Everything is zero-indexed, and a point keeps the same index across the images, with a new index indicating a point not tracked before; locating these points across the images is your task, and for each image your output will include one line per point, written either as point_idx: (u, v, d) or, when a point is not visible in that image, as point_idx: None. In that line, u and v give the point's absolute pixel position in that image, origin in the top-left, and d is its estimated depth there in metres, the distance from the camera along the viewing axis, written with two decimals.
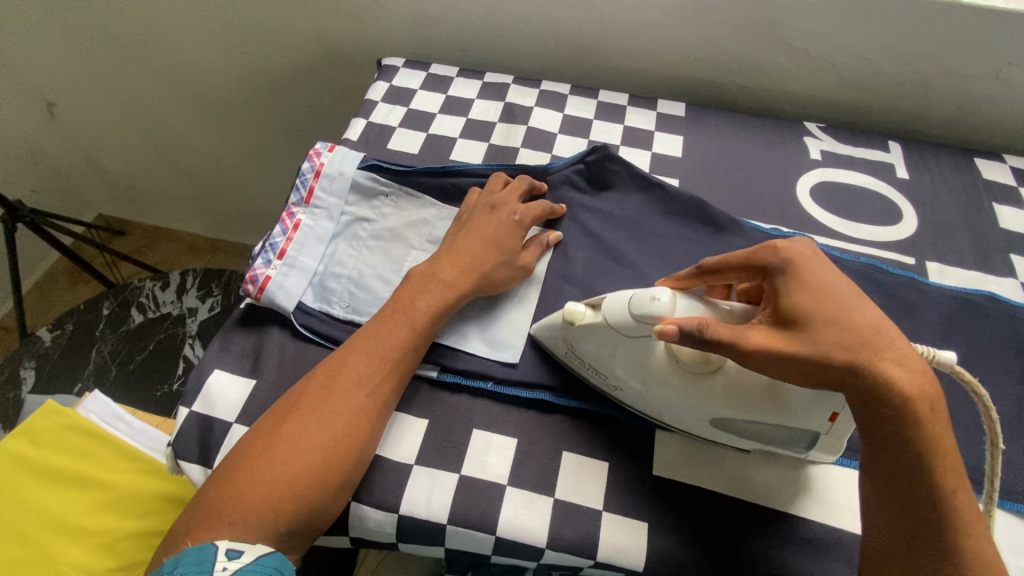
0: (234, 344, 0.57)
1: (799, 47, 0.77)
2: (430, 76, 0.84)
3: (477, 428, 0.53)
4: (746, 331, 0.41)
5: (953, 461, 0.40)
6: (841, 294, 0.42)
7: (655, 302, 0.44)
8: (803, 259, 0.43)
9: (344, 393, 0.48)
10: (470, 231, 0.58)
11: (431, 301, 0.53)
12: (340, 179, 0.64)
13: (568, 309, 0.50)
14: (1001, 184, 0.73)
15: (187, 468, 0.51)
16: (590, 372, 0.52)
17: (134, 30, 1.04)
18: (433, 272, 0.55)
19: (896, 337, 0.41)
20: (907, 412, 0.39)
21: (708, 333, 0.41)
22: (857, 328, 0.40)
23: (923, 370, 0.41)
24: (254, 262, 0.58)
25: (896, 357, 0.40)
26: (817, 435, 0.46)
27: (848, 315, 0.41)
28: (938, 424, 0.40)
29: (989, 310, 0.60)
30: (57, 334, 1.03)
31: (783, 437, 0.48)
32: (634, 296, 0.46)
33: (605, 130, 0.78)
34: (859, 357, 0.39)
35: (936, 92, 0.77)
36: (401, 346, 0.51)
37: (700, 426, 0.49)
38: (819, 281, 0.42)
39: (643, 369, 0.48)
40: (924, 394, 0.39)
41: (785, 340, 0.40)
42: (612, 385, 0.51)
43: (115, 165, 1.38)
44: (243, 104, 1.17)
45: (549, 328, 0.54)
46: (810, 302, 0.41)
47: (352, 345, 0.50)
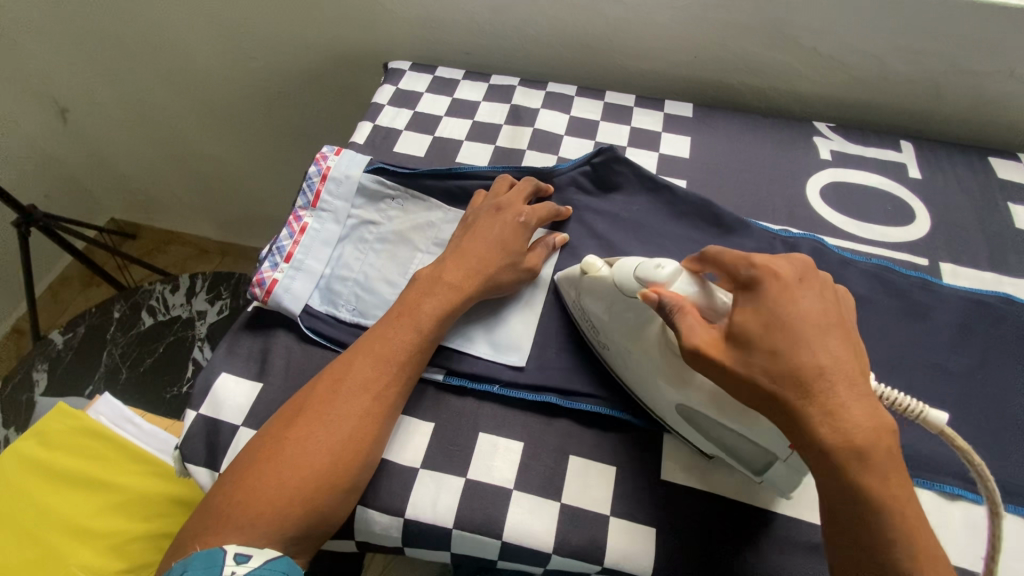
0: (241, 346, 0.57)
1: (808, 47, 0.76)
2: (436, 79, 0.84)
3: (483, 431, 0.52)
4: (704, 327, 0.42)
5: (905, 515, 0.36)
6: (792, 325, 0.40)
7: (659, 270, 0.45)
8: (770, 280, 0.42)
9: (350, 396, 0.48)
10: (476, 233, 0.58)
11: (437, 303, 0.53)
12: (346, 182, 0.64)
13: (586, 261, 0.52)
14: (1018, 184, 0.72)
15: (194, 471, 0.51)
16: (587, 324, 0.54)
17: (144, 36, 1.06)
18: (439, 275, 0.55)
19: (842, 381, 0.38)
20: (827, 459, 0.37)
21: (676, 318, 0.43)
22: (794, 364, 0.38)
23: (870, 420, 0.37)
24: (261, 266, 0.59)
25: (831, 403, 0.37)
26: (772, 460, 0.45)
27: (791, 352, 0.39)
28: (875, 478, 0.36)
29: (1004, 312, 0.59)
30: (69, 337, 1.04)
31: (746, 451, 0.46)
32: (641, 264, 0.47)
33: (612, 132, 0.77)
34: (789, 394, 0.38)
35: (949, 91, 0.76)
36: (407, 348, 0.51)
37: (665, 405, 0.49)
38: (772, 309, 0.40)
39: (637, 332, 0.49)
40: (852, 446, 0.37)
41: (728, 358, 0.40)
42: (601, 342, 0.54)
43: (126, 170, 1.40)
44: (250, 109, 1.18)
45: (568, 281, 0.56)
46: (756, 330, 0.40)
47: (358, 349, 0.50)
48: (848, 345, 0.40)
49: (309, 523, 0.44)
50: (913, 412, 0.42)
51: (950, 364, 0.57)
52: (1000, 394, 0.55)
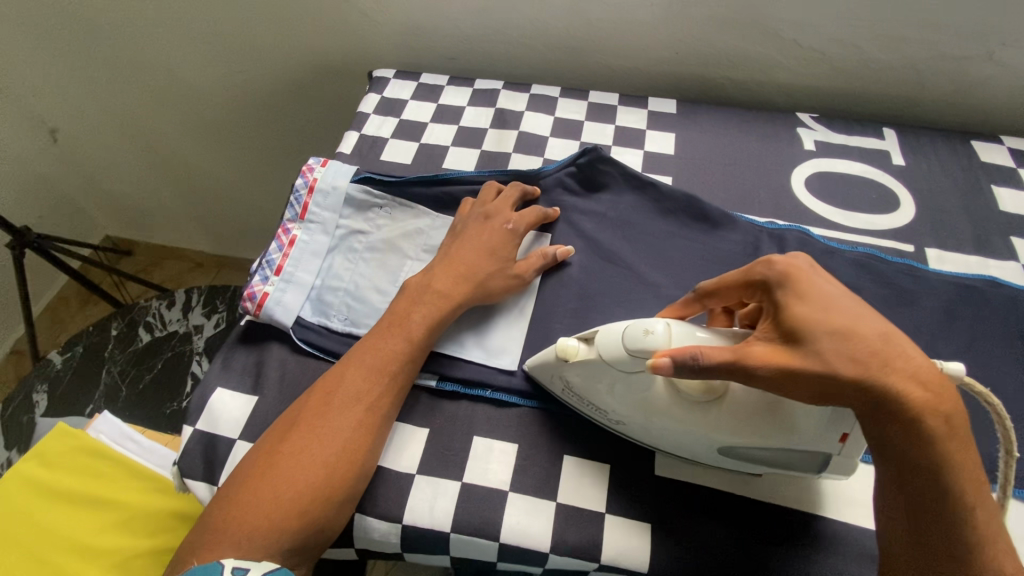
0: (235, 361, 0.58)
1: (789, 38, 0.77)
2: (421, 86, 0.84)
3: (478, 435, 0.53)
4: (746, 348, 0.40)
5: (977, 476, 0.38)
6: (845, 304, 0.40)
7: (649, 336, 0.43)
8: (801, 269, 0.42)
9: (343, 409, 0.48)
10: (464, 242, 0.59)
11: (425, 313, 0.53)
12: (333, 193, 0.64)
13: (559, 346, 0.48)
14: (1000, 166, 0.73)
15: (193, 486, 0.51)
16: (589, 407, 0.51)
17: (130, 51, 1.06)
18: (427, 283, 0.55)
19: (906, 344, 0.39)
20: (919, 429, 0.37)
21: (701, 363, 0.40)
22: (866, 339, 0.39)
23: (941, 379, 0.39)
24: (251, 280, 0.59)
25: (910, 369, 0.38)
26: (827, 457, 0.45)
27: (862, 332, 0.39)
28: (957, 434, 0.38)
29: (989, 295, 0.60)
30: (67, 357, 1.04)
31: (794, 460, 0.46)
32: (624, 336, 0.45)
33: (596, 132, 0.78)
34: (875, 373, 0.38)
35: (929, 77, 0.77)
36: (398, 358, 0.51)
37: (705, 451, 0.48)
38: (824, 294, 0.41)
39: (644, 405, 0.47)
40: (938, 408, 0.38)
41: (797, 357, 0.39)
42: (613, 420, 0.50)
43: (118, 188, 1.40)
44: (239, 122, 1.18)
45: (543, 369, 0.52)
46: (819, 316, 0.39)
47: (347, 362, 0.51)
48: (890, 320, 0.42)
49: (309, 533, 0.44)
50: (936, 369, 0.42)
51: (937, 349, 0.57)
52: (988, 376, 0.56)
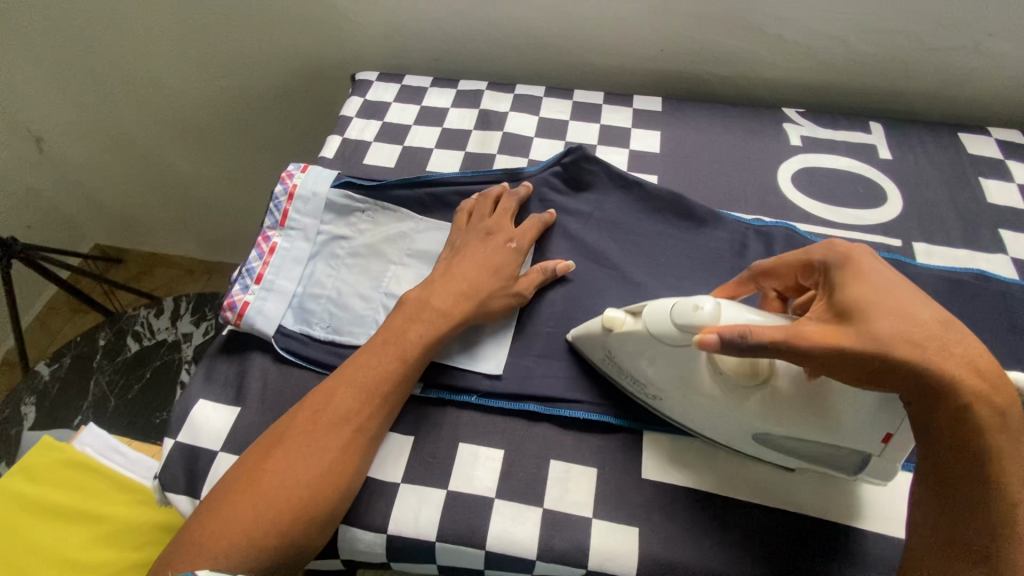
0: (218, 372, 0.57)
1: (772, 33, 0.76)
2: (404, 88, 0.84)
3: (463, 441, 0.52)
4: (796, 326, 0.38)
5: (1022, 476, 0.37)
6: (904, 289, 0.38)
7: (698, 312, 0.42)
8: (860, 253, 0.41)
9: (331, 427, 0.47)
10: (466, 256, 0.58)
11: (422, 330, 0.52)
12: (314, 199, 0.63)
13: (607, 315, 0.49)
14: (987, 158, 0.72)
15: (174, 499, 0.51)
16: (627, 379, 0.51)
17: (113, 58, 1.05)
18: (426, 299, 0.54)
19: (969, 334, 0.37)
20: (969, 421, 0.36)
21: (747, 341, 0.38)
22: (927, 324, 0.37)
23: (999, 373, 0.37)
24: (231, 289, 0.59)
25: (970, 358, 0.36)
26: (867, 457, 0.44)
27: (919, 316, 0.37)
28: (1007, 431, 0.36)
29: (977, 288, 0.59)
30: (55, 368, 1.03)
31: (831, 454, 0.46)
32: (672, 308, 0.44)
33: (582, 131, 0.77)
34: (932, 359, 0.35)
35: (915, 69, 0.76)
36: (389, 378, 0.50)
37: (741, 438, 0.48)
38: (880, 278, 0.39)
39: (689, 382, 0.47)
40: (992, 402, 0.36)
41: (853, 336, 0.36)
42: (650, 394, 0.50)
43: (106, 195, 1.39)
44: (225, 127, 1.17)
45: (589, 338, 0.53)
46: (875, 297, 0.38)
47: (339, 378, 0.50)
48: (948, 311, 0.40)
49: (287, 550, 0.44)
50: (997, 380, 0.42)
51: None
52: None
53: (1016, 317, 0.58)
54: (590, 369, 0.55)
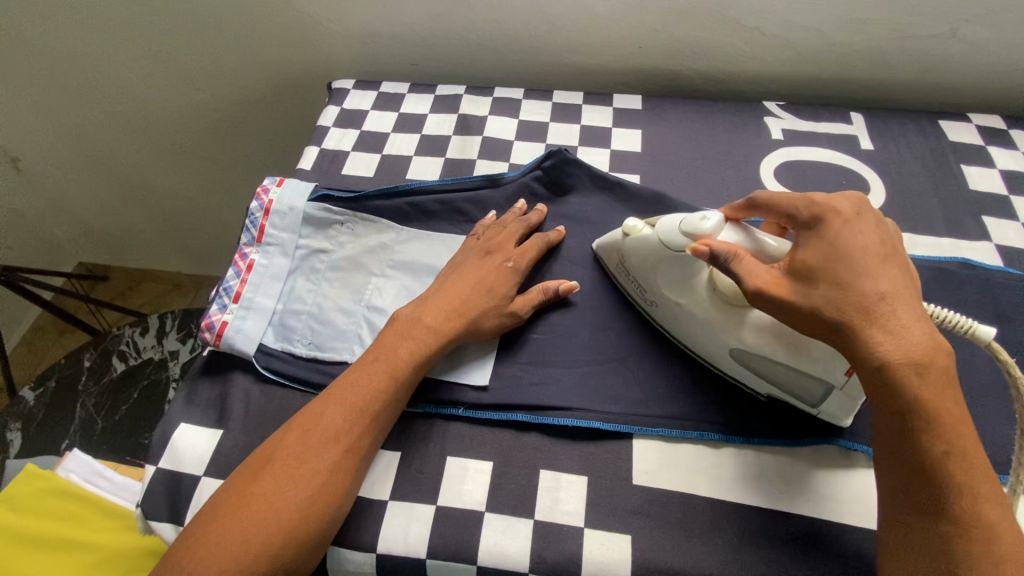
0: (199, 395, 0.56)
1: (750, 26, 0.75)
2: (381, 95, 0.83)
3: (451, 455, 0.51)
4: (761, 268, 0.44)
5: (958, 428, 0.38)
6: (855, 255, 0.42)
7: (704, 222, 0.47)
8: (833, 216, 0.44)
9: (320, 449, 0.46)
10: (461, 275, 0.56)
11: (414, 347, 0.51)
12: (290, 213, 0.62)
13: (626, 225, 0.55)
14: (968, 145, 0.72)
15: (158, 527, 0.49)
16: (632, 285, 0.57)
17: (85, 74, 1.03)
18: (418, 317, 0.53)
19: (902, 304, 0.40)
20: (889, 378, 0.38)
21: (732, 265, 0.44)
22: (859, 290, 0.40)
23: (925, 339, 0.39)
24: (209, 309, 0.58)
25: (892, 323, 0.39)
26: (829, 390, 0.47)
27: (852, 280, 0.41)
28: (934, 391, 0.38)
29: (962, 277, 0.59)
30: (40, 392, 1.01)
31: (797, 383, 0.49)
32: (685, 218, 0.49)
33: (562, 132, 0.76)
34: (849, 317, 0.40)
35: (893, 58, 0.76)
36: (377, 398, 0.49)
37: (718, 351, 0.52)
38: (834, 242, 0.43)
39: (682, 283, 0.52)
40: (912, 362, 0.38)
41: (790, 290, 0.42)
42: (649, 300, 0.55)
43: (86, 213, 1.36)
44: (204, 139, 1.15)
45: (609, 248, 0.58)
46: (819, 262, 0.42)
47: (328, 396, 0.49)
48: (906, 277, 0.42)
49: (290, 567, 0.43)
50: (965, 328, 0.45)
51: None
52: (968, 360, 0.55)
53: (1001, 304, 0.58)
54: (578, 375, 0.55)
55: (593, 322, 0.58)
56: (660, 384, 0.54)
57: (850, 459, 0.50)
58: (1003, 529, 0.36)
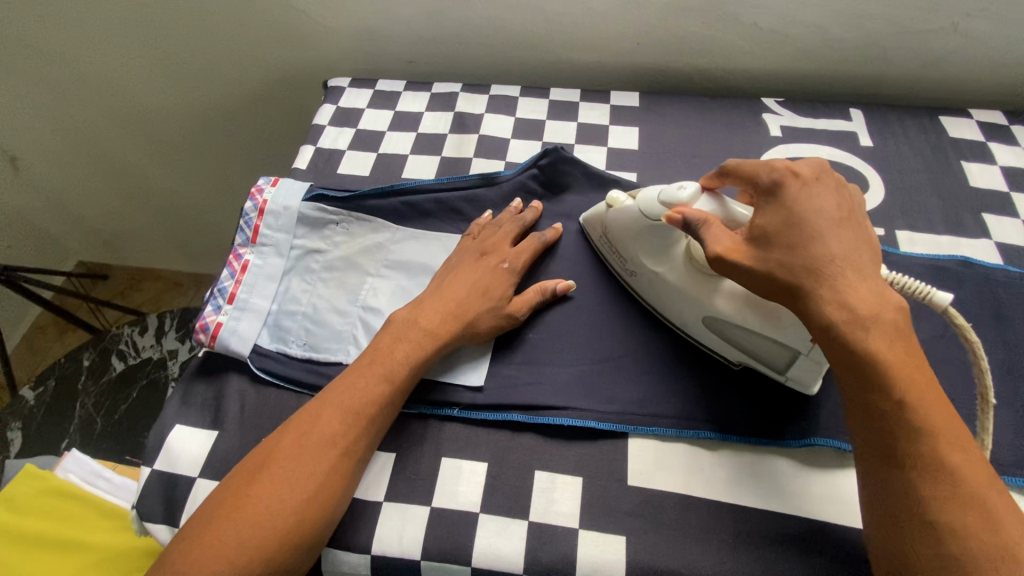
0: (194, 396, 0.56)
1: (749, 22, 0.75)
2: (377, 93, 0.82)
3: (446, 456, 0.51)
4: (726, 236, 0.45)
5: (916, 378, 0.39)
6: (811, 221, 0.43)
7: (681, 191, 0.50)
8: (790, 180, 0.46)
9: (316, 452, 0.46)
10: (457, 277, 0.56)
11: (410, 351, 0.51)
12: (285, 213, 0.62)
13: (610, 198, 0.57)
14: (969, 141, 0.72)
15: (153, 529, 0.49)
16: (614, 256, 0.58)
17: (83, 73, 1.03)
18: (415, 319, 0.53)
19: (854, 264, 0.42)
20: (839, 335, 0.40)
21: (700, 230, 0.46)
22: (810, 253, 0.42)
23: (873, 297, 0.40)
24: (204, 310, 0.58)
25: (841, 283, 0.41)
26: (796, 356, 0.48)
27: (804, 242, 0.42)
28: (884, 344, 0.39)
29: (961, 276, 0.59)
30: (40, 392, 1.01)
31: (768, 351, 0.50)
32: (663, 188, 0.51)
33: (558, 130, 0.76)
34: (802, 280, 0.42)
35: (894, 54, 0.75)
36: (375, 401, 0.48)
37: (691, 319, 0.53)
38: (790, 207, 0.44)
39: (662, 253, 0.53)
40: (859, 318, 0.40)
41: (748, 256, 0.44)
42: (628, 271, 0.57)
43: (85, 213, 1.35)
44: (202, 137, 1.15)
45: (592, 223, 0.60)
46: (776, 228, 0.44)
47: (325, 399, 0.48)
48: (858, 239, 0.43)
49: (310, 546, 0.44)
50: (922, 293, 0.46)
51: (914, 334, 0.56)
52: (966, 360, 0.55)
53: (1002, 302, 0.57)
54: (574, 374, 0.54)
55: (590, 320, 0.58)
56: (656, 384, 0.53)
57: (846, 460, 0.49)
58: (968, 471, 0.37)
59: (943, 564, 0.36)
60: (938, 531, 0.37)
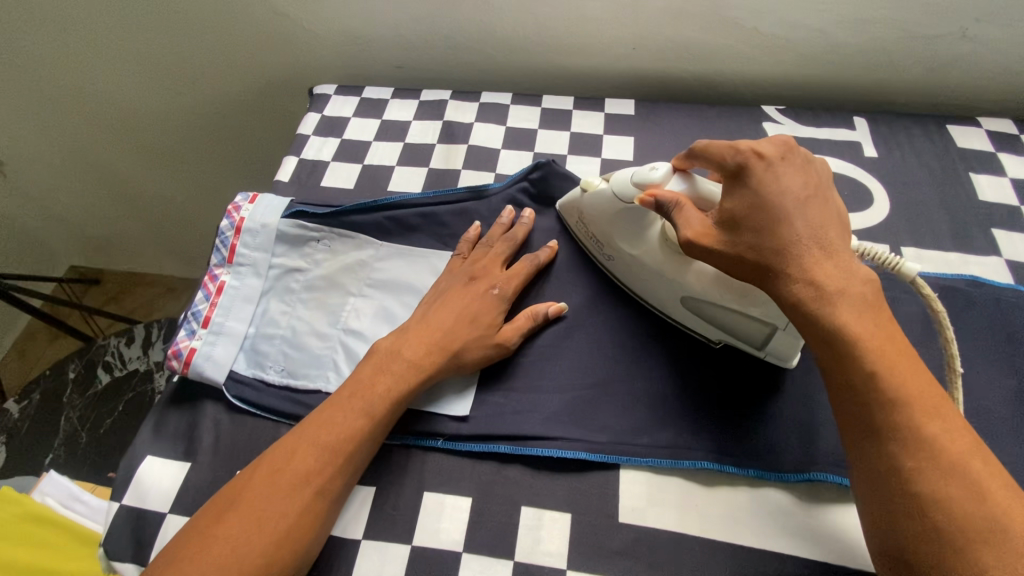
0: (167, 425, 0.53)
1: (750, 26, 0.72)
2: (363, 101, 0.79)
3: (429, 490, 0.49)
4: (696, 219, 0.46)
5: (885, 350, 0.39)
6: (778, 202, 0.43)
7: (653, 172, 0.50)
8: (755, 163, 0.45)
9: (289, 490, 0.43)
10: (444, 304, 0.54)
11: (392, 384, 0.48)
12: (263, 231, 0.60)
13: (585, 180, 0.57)
14: (978, 152, 0.69)
15: (120, 568, 0.47)
16: (592, 241, 0.59)
17: (66, 79, 1.00)
18: (398, 350, 0.50)
19: (818, 241, 0.42)
20: (805, 312, 0.41)
21: (673, 213, 0.47)
22: (777, 234, 0.43)
23: (837, 273, 0.41)
24: (177, 336, 0.55)
25: (806, 262, 0.42)
26: (773, 331, 0.49)
27: (773, 224, 0.43)
28: (849, 317, 0.40)
29: (969, 297, 0.56)
30: (25, 405, 1.00)
31: (746, 327, 0.50)
32: (636, 170, 0.52)
33: (550, 140, 0.73)
34: (769, 261, 0.42)
35: (900, 59, 0.73)
36: (353, 438, 0.46)
37: (670, 298, 0.54)
38: (758, 191, 0.44)
39: (639, 235, 0.54)
40: (824, 292, 0.40)
41: (718, 241, 0.45)
42: (606, 255, 0.58)
43: (72, 219, 1.33)
44: (190, 143, 1.13)
45: (568, 207, 0.60)
46: (744, 211, 0.44)
47: (300, 435, 0.46)
48: (824, 215, 0.44)
49: None
50: (891, 264, 0.46)
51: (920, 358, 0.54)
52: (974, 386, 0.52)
53: (1013, 324, 0.55)
54: (564, 401, 0.52)
55: (581, 343, 0.55)
56: (650, 413, 0.51)
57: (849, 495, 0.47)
58: (947, 439, 0.37)
59: (931, 536, 0.35)
60: (925, 505, 0.35)
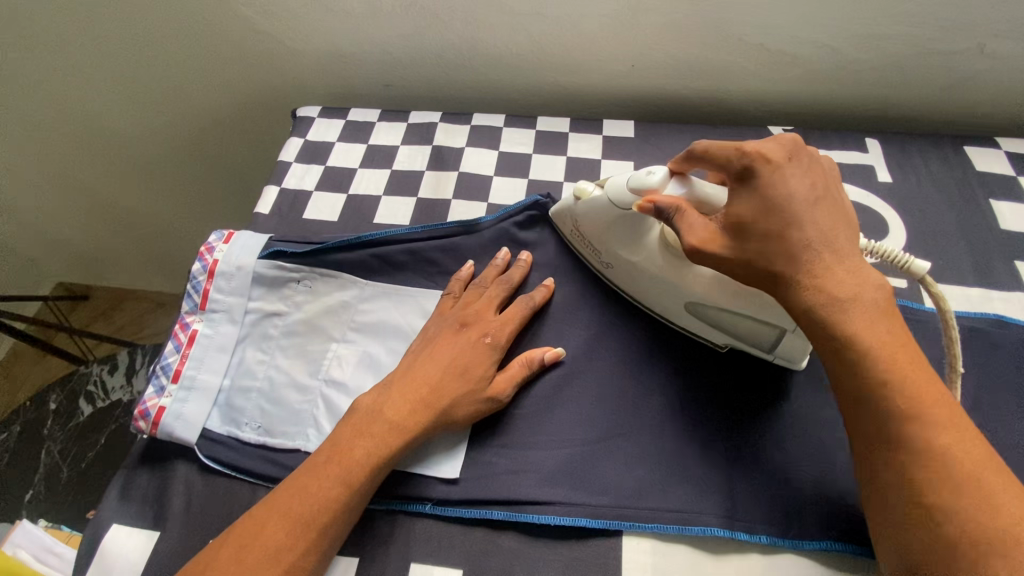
0: (135, 488, 0.50)
1: (756, 44, 0.68)
2: (349, 124, 0.76)
3: (416, 561, 0.45)
4: (700, 223, 0.43)
5: (899, 358, 0.36)
6: (787, 206, 0.41)
7: (649, 176, 0.48)
8: (762, 166, 0.42)
9: (257, 567, 0.40)
10: (433, 354, 0.50)
11: (371, 447, 0.45)
12: (238, 273, 0.56)
13: (579, 186, 0.55)
14: (998, 176, 0.65)
15: None
16: (588, 249, 0.56)
17: (42, 99, 0.96)
18: (380, 409, 0.47)
19: (830, 245, 0.40)
20: (816, 318, 0.39)
21: (675, 220, 0.44)
22: (786, 237, 0.40)
23: (850, 279, 0.39)
24: (145, 393, 0.52)
25: (817, 266, 0.39)
26: (783, 334, 0.48)
27: (785, 228, 0.40)
28: (861, 322, 0.37)
29: (994, 339, 0.52)
30: (4, 439, 0.97)
31: (754, 330, 0.49)
32: (633, 175, 0.49)
33: (545, 165, 0.69)
34: (778, 265, 0.40)
35: (914, 77, 0.69)
36: (329, 508, 0.42)
37: (673, 305, 0.52)
38: (765, 193, 0.41)
39: (637, 243, 0.52)
40: (836, 297, 0.38)
41: (723, 247, 0.42)
42: (604, 263, 0.56)
43: (55, 240, 1.29)
44: (173, 162, 1.09)
45: (561, 215, 0.58)
46: (752, 215, 0.41)
47: (270, 506, 0.42)
48: (836, 219, 0.41)
49: None
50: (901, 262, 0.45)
51: None
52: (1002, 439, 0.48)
53: None
54: (560, 460, 0.48)
55: (579, 392, 0.51)
56: (654, 472, 0.47)
57: None
58: (961, 452, 0.34)
59: (938, 549, 0.33)
60: (938, 518, 0.33)
